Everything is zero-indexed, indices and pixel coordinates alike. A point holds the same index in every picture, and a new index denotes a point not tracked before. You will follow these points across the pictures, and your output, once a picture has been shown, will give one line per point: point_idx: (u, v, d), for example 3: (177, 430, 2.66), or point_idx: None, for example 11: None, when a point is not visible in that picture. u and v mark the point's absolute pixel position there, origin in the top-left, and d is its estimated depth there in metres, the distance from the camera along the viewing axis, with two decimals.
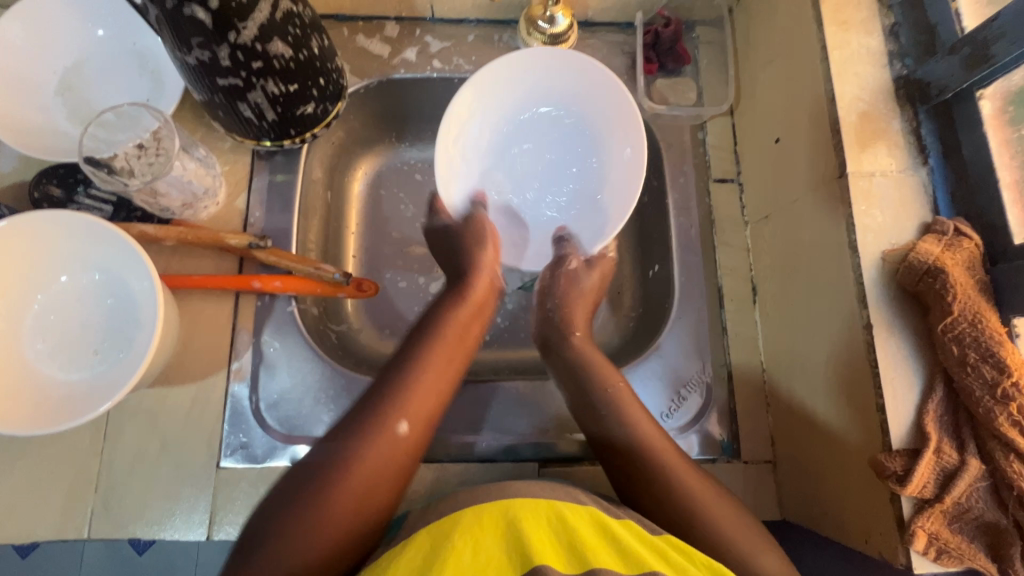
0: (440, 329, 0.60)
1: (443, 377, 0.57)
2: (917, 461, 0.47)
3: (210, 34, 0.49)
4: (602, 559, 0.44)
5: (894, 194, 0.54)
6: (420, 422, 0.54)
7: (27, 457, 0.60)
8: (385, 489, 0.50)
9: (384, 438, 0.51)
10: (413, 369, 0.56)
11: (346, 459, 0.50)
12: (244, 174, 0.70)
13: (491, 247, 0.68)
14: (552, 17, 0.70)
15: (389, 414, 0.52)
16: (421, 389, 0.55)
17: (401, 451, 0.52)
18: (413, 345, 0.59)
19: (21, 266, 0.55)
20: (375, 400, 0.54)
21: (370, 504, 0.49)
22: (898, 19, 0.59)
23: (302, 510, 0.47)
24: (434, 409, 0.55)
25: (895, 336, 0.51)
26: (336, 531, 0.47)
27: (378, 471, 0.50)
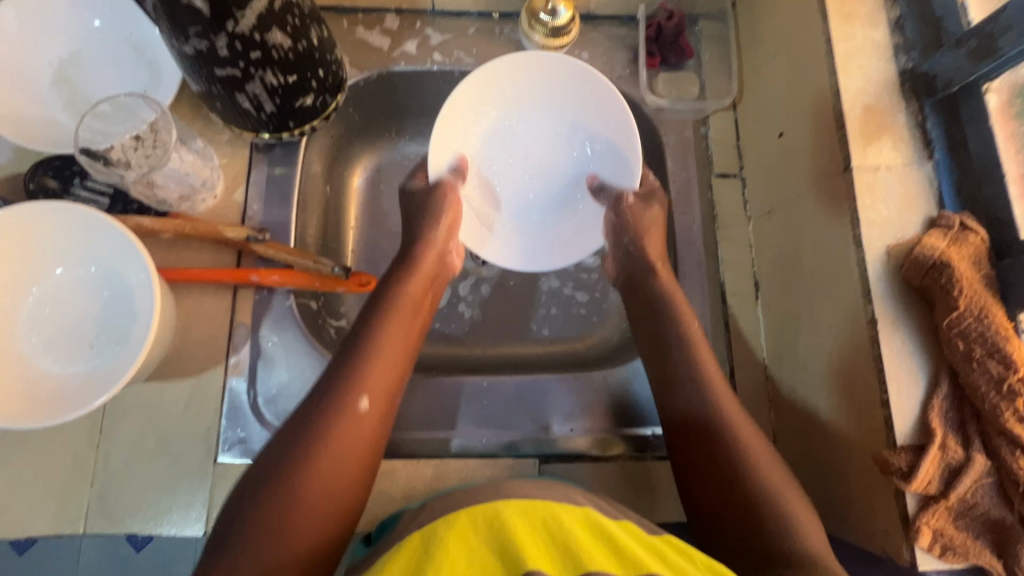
0: (394, 301, 0.58)
1: (400, 351, 0.56)
2: (921, 457, 0.46)
3: (207, 22, 0.49)
4: (596, 561, 0.43)
5: (899, 189, 0.54)
6: (380, 399, 0.52)
7: (21, 451, 0.59)
8: (352, 470, 0.49)
9: (344, 418, 0.50)
10: (370, 346, 0.54)
11: (309, 445, 0.48)
12: (243, 167, 0.69)
13: (452, 217, 0.64)
14: (555, 9, 0.69)
15: (346, 394, 0.51)
16: (371, 373, 0.53)
17: (364, 430, 0.51)
18: (367, 320, 0.57)
19: (16, 258, 0.54)
20: (333, 380, 0.52)
21: (335, 497, 0.48)
22: (904, 12, 0.58)
23: (268, 500, 0.45)
24: (388, 389, 0.53)
25: (900, 332, 0.51)
26: (309, 520, 0.46)
27: (342, 456, 0.49)
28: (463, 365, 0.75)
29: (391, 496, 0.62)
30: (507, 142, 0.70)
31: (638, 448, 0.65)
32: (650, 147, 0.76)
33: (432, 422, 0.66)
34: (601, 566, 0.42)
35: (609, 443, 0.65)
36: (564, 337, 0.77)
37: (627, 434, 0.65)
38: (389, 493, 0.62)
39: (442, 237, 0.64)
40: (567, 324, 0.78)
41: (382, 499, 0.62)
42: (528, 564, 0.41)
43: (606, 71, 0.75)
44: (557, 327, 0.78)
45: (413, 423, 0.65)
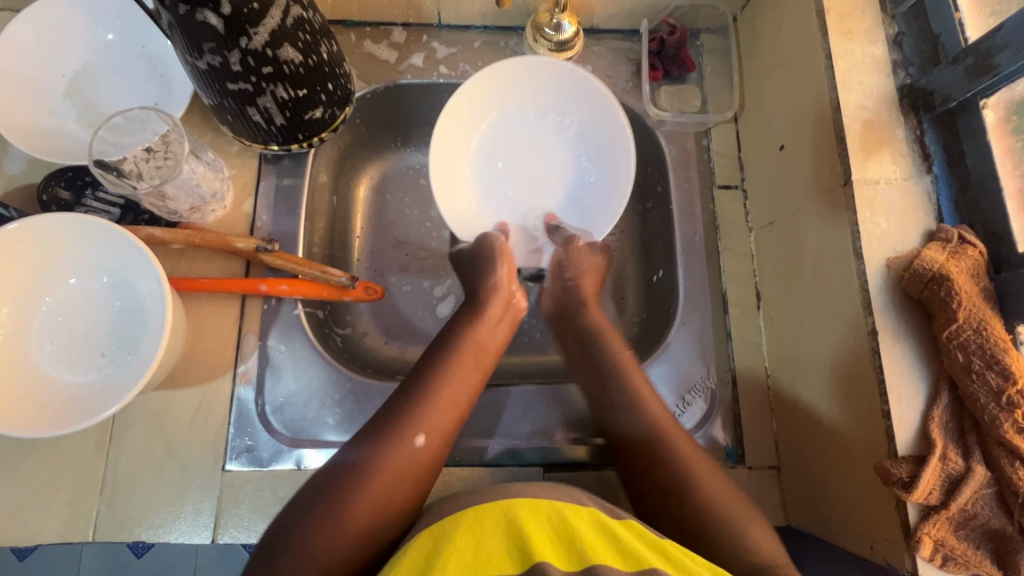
0: (459, 343, 0.61)
1: (462, 390, 0.58)
2: (922, 467, 0.47)
3: (221, 39, 0.50)
4: (599, 555, 0.43)
5: (898, 202, 0.55)
6: (438, 435, 0.54)
7: (32, 459, 0.60)
8: (404, 496, 0.51)
9: (403, 448, 0.52)
10: (434, 383, 0.57)
11: (365, 469, 0.51)
12: (252, 177, 0.70)
13: (508, 266, 0.68)
14: (559, 24, 0.70)
15: (408, 426, 0.54)
16: (434, 410, 0.55)
17: (419, 462, 0.53)
18: (434, 359, 0.60)
19: (30, 267, 0.55)
20: (396, 411, 0.55)
21: (382, 525, 0.49)
22: (902, 29, 0.59)
23: (318, 521, 0.48)
24: (451, 427, 0.56)
25: (900, 343, 0.51)
26: (351, 537, 0.48)
27: (396, 481, 0.51)
28: None
29: None
30: (491, 150, 0.73)
31: None
32: (653, 159, 0.77)
33: None
34: (602, 559, 0.43)
35: (613, 452, 0.66)
36: None
37: None
38: None
39: (503, 284, 0.67)
40: None
41: None
42: (537, 557, 0.42)
43: (609, 84, 0.76)
44: None
45: None
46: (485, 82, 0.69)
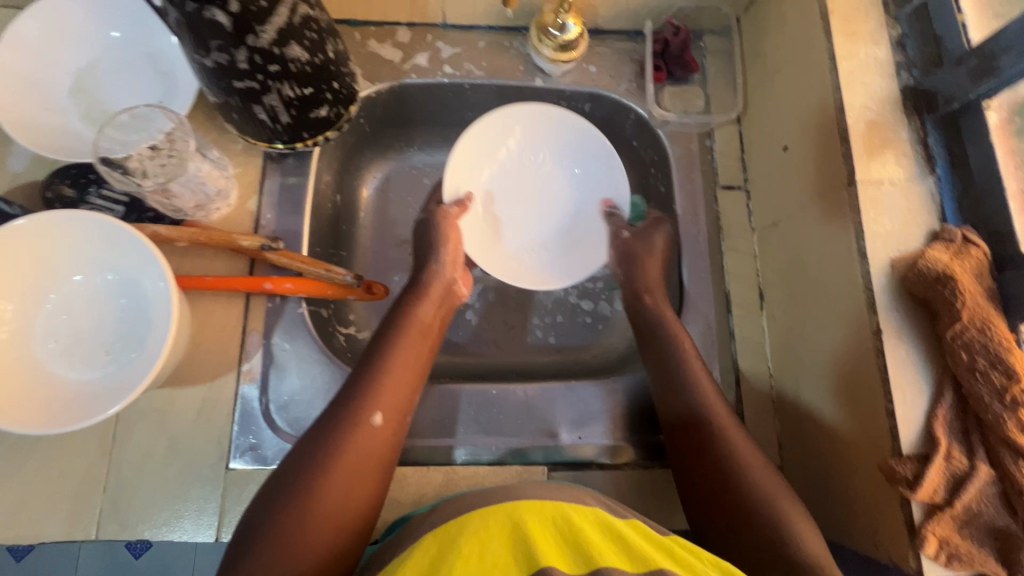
0: (405, 323, 0.62)
1: (410, 369, 0.58)
2: (926, 466, 0.47)
3: (228, 37, 0.50)
4: (608, 556, 0.44)
5: (902, 203, 0.55)
6: (393, 414, 0.55)
7: (35, 457, 0.59)
8: (367, 481, 0.52)
9: (360, 433, 0.53)
10: (381, 365, 0.57)
11: (327, 460, 0.50)
12: (256, 176, 0.70)
13: (454, 246, 0.67)
14: (564, 24, 0.70)
15: (360, 410, 0.54)
16: (384, 392, 0.56)
17: (377, 444, 0.53)
18: (381, 342, 0.60)
19: (35, 265, 0.55)
20: (345, 397, 0.55)
21: (347, 511, 0.50)
22: (906, 31, 0.60)
23: (285, 512, 0.48)
24: (404, 405, 0.56)
25: (904, 343, 0.52)
26: (325, 530, 0.48)
27: (357, 468, 0.51)
28: (470, 373, 0.75)
29: (400, 503, 0.63)
30: (498, 191, 0.74)
31: (646, 456, 0.66)
32: (656, 159, 0.78)
33: (439, 431, 0.66)
34: (611, 561, 0.43)
35: (616, 451, 0.66)
36: (571, 346, 0.78)
37: (632, 443, 0.66)
38: (399, 500, 0.63)
39: (448, 267, 0.67)
40: (573, 332, 0.79)
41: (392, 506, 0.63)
42: (541, 562, 0.42)
43: (613, 84, 0.76)
44: (563, 336, 0.79)
45: (422, 430, 0.66)
46: (471, 138, 0.70)
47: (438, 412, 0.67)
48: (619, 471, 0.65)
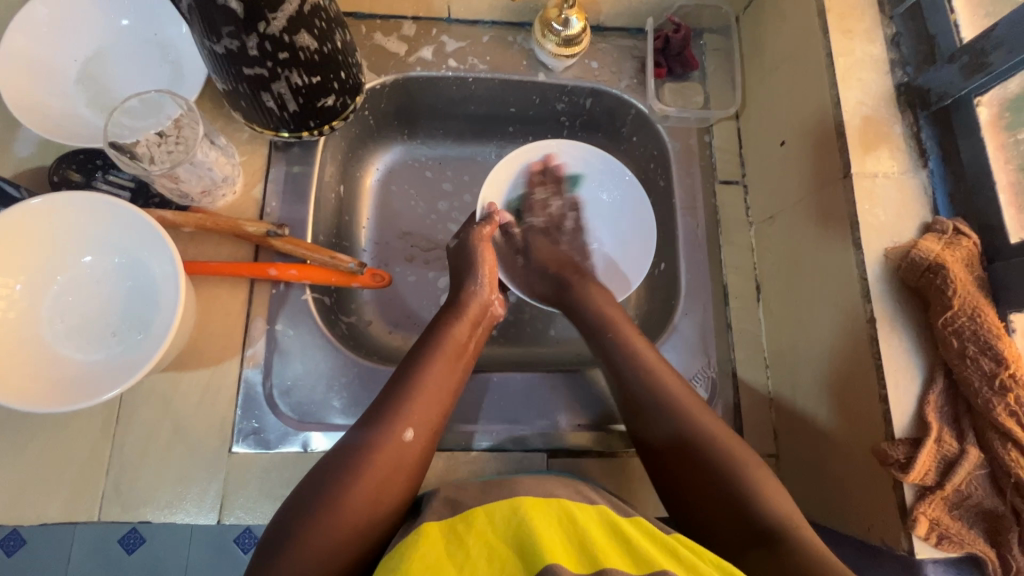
0: (441, 341, 0.62)
1: (444, 387, 0.59)
2: (918, 449, 0.48)
3: (240, 23, 0.51)
4: (612, 560, 0.44)
5: (896, 195, 0.56)
6: (423, 429, 0.56)
7: (38, 439, 0.60)
8: (394, 492, 0.52)
9: (391, 447, 0.53)
10: (417, 383, 0.58)
11: (358, 471, 0.51)
12: (262, 164, 0.71)
13: (489, 268, 0.68)
14: (568, 20, 0.71)
15: (393, 425, 0.55)
16: (416, 408, 0.56)
17: (409, 458, 0.54)
18: (416, 359, 0.60)
19: (44, 247, 0.56)
20: (378, 411, 0.56)
21: (372, 525, 0.50)
22: (899, 30, 0.61)
23: (314, 518, 0.48)
24: (437, 421, 0.57)
25: (897, 331, 0.53)
26: (350, 537, 0.48)
27: (386, 478, 0.52)
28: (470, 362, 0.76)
29: None
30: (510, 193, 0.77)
31: (643, 444, 0.67)
32: (656, 154, 0.79)
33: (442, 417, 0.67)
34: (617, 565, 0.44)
35: (615, 438, 0.67)
36: (569, 337, 0.80)
37: (630, 431, 0.67)
38: None
39: (485, 288, 0.68)
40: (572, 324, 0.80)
41: None
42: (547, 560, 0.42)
43: (614, 80, 0.78)
44: (561, 328, 0.80)
45: None
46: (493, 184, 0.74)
47: None
48: (618, 458, 0.66)
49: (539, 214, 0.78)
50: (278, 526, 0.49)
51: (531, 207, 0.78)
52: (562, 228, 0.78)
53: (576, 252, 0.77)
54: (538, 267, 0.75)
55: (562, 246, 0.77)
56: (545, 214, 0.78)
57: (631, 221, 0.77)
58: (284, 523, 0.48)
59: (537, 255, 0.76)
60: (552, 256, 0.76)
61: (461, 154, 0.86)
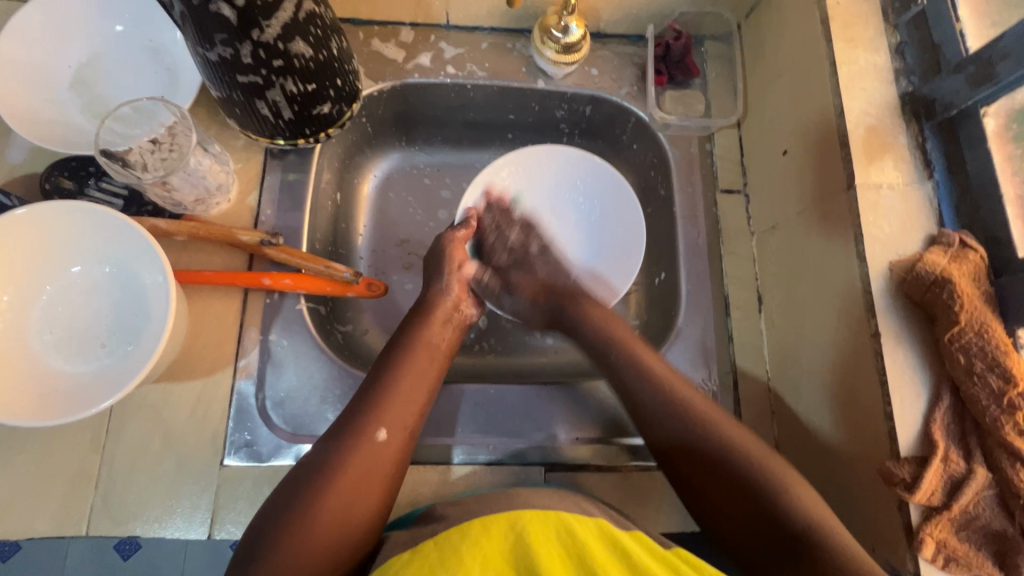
0: (413, 341, 0.61)
1: (418, 386, 0.58)
2: (924, 468, 0.47)
3: (233, 31, 0.50)
4: (609, 572, 0.45)
5: (900, 207, 0.55)
6: (399, 430, 0.55)
7: (27, 450, 0.59)
8: (370, 497, 0.51)
9: (364, 449, 0.52)
10: (390, 384, 0.57)
11: (330, 475, 0.50)
12: (257, 172, 0.70)
13: (460, 264, 0.67)
14: (567, 27, 0.70)
15: (365, 427, 0.53)
16: (390, 410, 0.55)
17: (383, 459, 0.53)
18: (389, 359, 0.59)
19: (34, 256, 0.55)
20: (349, 415, 0.55)
21: (348, 529, 0.49)
22: (904, 38, 0.61)
23: (285, 526, 0.47)
24: (414, 421, 0.56)
25: (902, 345, 0.52)
26: (322, 545, 0.48)
27: (360, 481, 0.51)
28: (467, 373, 0.75)
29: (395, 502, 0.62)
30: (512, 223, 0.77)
31: (644, 459, 0.65)
32: (656, 162, 0.78)
33: (437, 430, 0.65)
34: None
35: (614, 453, 0.66)
36: (567, 347, 0.79)
37: (632, 446, 0.66)
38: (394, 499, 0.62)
39: (456, 283, 0.67)
40: None
41: None
42: None
43: (613, 87, 0.77)
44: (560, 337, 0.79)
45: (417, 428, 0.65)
46: (473, 192, 0.73)
47: (436, 409, 0.66)
48: (618, 472, 0.65)
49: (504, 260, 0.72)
50: (256, 542, 0.47)
51: (490, 250, 0.73)
52: (531, 255, 0.72)
53: (558, 273, 0.71)
54: (528, 300, 0.70)
55: (540, 273, 0.71)
56: (508, 249, 0.73)
57: (614, 222, 0.77)
58: (262, 540, 0.47)
59: (520, 294, 0.70)
60: (532, 287, 0.70)
61: (459, 161, 0.85)
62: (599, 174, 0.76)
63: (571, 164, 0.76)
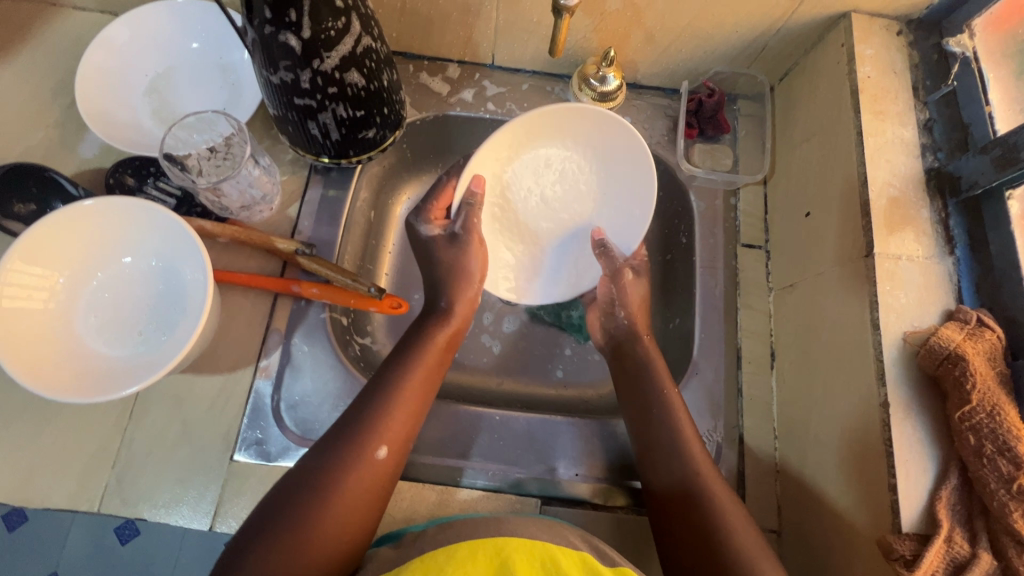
0: (419, 354, 0.63)
1: (421, 399, 0.60)
2: (926, 547, 0.46)
3: (296, 58, 0.55)
4: None
5: (919, 279, 0.56)
6: (397, 445, 0.57)
7: (54, 423, 0.62)
8: (366, 509, 0.53)
9: (364, 465, 0.54)
10: (391, 399, 0.58)
11: (328, 489, 0.52)
12: (300, 185, 0.75)
13: (475, 282, 0.69)
14: (604, 77, 0.74)
15: (370, 440, 0.55)
16: (390, 425, 0.57)
17: (380, 475, 0.55)
18: (391, 370, 0.61)
19: (91, 244, 0.59)
20: (354, 425, 0.56)
21: (345, 542, 0.51)
22: (933, 115, 0.62)
23: (283, 536, 0.48)
24: (410, 433, 0.58)
25: (911, 419, 0.52)
26: (322, 559, 0.49)
27: (360, 497, 0.53)
28: (474, 398, 0.76)
29: (391, 518, 0.63)
30: (531, 188, 0.73)
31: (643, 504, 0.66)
32: (680, 211, 0.80)
33: (439, 449, 0.67)
34: None
35: (612, 494, 0.66)
36: (576, 382, 0.80)
37: (632, 488, 0.66)
38: (390, 514, 0.63)
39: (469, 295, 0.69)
40: (581, 368, 0.80)
41: (383, 519, 0.63)
42: None
43: (644, 136, 0.80)
44: (570, 371, 0.80)
45: (419, 447, 0.67)
46: (481, 157, 0.68)
47: (441, 429, 0.68)
48: (612, 513, 0.65)
49: (624, 270, 0.71)
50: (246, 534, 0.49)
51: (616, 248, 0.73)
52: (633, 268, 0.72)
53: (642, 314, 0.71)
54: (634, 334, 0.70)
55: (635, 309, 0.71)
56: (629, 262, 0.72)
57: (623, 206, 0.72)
58: (254, 537, 0.49)
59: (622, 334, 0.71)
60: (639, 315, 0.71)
61: None
62: (607, 128, 0.69)
63: (596, 124, 0.69)
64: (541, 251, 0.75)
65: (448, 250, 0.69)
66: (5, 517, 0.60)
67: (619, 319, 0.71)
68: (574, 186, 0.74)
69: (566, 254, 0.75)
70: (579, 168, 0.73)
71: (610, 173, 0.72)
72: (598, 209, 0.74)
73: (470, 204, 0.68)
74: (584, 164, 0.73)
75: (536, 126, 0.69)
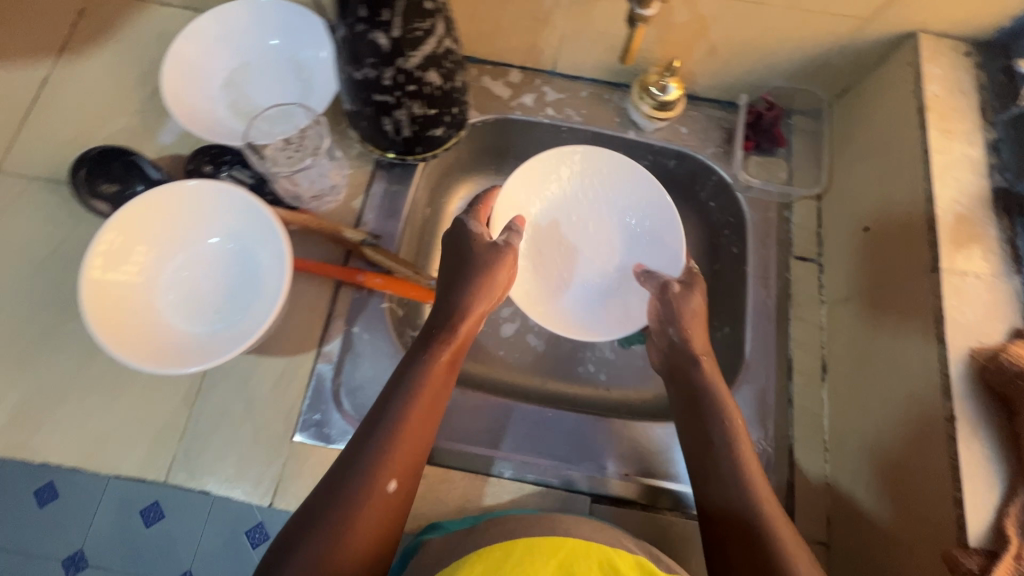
0: (423, 377, 0.59)
1: (425, 427, 0.57)
2: (994, 562, 0.46)
3: (382, 56, 0.58)
4: None
5: (985, 296, 0.56)
6: (405, 476, 0.55)
7: (128, 394, 0.65)
8: (379, 546, 0.52)
9: (371, 502, 0.52)
10: (397, 429, 0.55)
11: (336, 529, 0.50)
12: (364, 179, 0.77)
13: (488, 298, 0.65)
14: (665, 86, 0.75)
15: (376, 476, 0.53)
16: (396, 457, 0.54)
17: (391, 509, 0.53)
18: (392, 398, 0.57)
19: (177, 224, 0.62)
20: (360, 457, 0.54)
21: None
22: (1001, 136, 0.62)
23: None
24: (418, 461, 0.56)
25: (977, 434, 0.51)
26: None
27: (372, 534, 0.51)
28: (522, 395, 0.78)
29: (444, 506, 0.64)
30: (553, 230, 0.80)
31: (688, 509, 0.66)
32: (732, 222, 0.81)
33: (491, 442, 0.68)
34: None
35: (659, 496, 0.66)
36: (621, 386, 0.80)
37: (680, 491, 0.66)
38: (444, 501, 0.64)
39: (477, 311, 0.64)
40: (626, 372, 0.81)
41: (436, 506, 0.64)
42: None
43: (699, 146, 0.81)
44: (615, 374, 0.81)
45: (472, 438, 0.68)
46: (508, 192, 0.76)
47: (494, 423, 0.69)
48: (659, 515, 0.65)
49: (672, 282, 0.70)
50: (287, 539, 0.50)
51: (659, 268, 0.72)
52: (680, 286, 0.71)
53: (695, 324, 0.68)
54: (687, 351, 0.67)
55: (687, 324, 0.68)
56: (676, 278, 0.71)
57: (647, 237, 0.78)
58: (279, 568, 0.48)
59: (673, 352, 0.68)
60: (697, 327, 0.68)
61: None
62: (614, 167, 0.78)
63: (605, 168, 0.78)
64: (570, 290, 0.79)
65: (483, 250, 0.66)
66: (51, 488, 0.62)
67: (670, 336, 0.68)
68: (591, 230, 0.81)
69: (599, 299, 0.79)
70: (599, 220, 0.81)
71: (625, 215, 0.80)
72: (621, 247, 0.80)
73: (512, 231, 0.69)
74: (600, 208, 0.80)
75: (552, 165, 0.78)
